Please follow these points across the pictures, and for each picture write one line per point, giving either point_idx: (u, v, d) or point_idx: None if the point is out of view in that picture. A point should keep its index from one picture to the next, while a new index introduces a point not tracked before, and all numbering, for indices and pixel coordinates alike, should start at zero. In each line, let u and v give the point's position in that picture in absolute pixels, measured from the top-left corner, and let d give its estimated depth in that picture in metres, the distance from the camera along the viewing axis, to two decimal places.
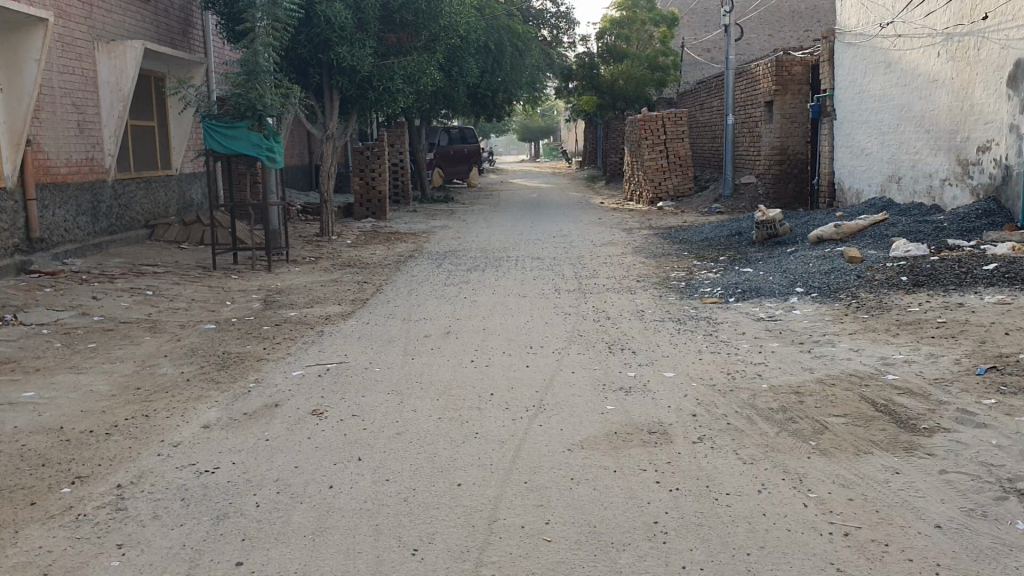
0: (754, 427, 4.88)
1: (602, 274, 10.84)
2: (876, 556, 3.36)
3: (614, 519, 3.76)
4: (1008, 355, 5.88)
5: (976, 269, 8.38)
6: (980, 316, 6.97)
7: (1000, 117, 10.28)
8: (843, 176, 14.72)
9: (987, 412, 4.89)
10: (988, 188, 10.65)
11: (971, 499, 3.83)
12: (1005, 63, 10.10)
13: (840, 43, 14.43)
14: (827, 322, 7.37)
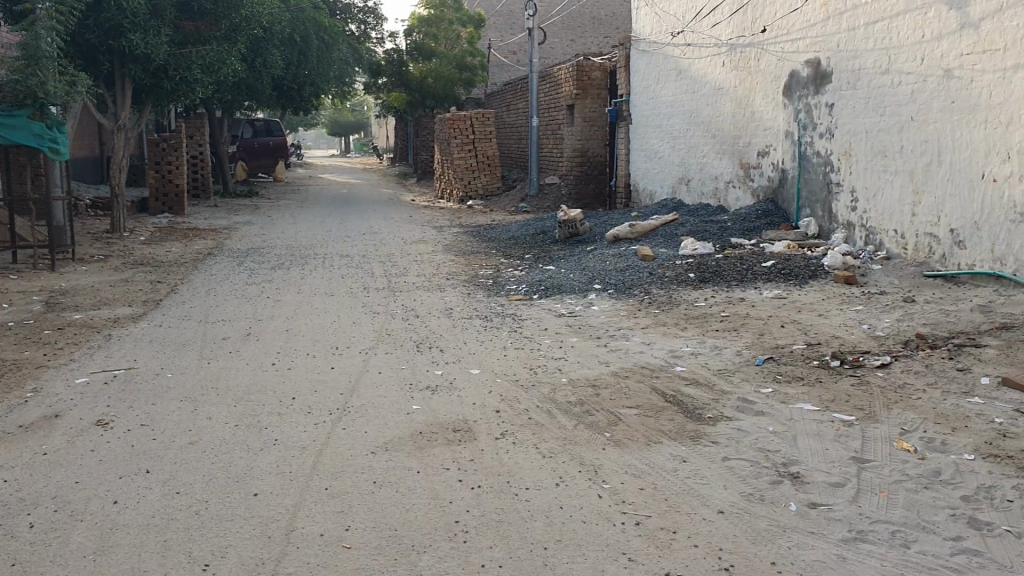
0: (552, 421, 4.98)
1: (411, 272, 10.80)
2: (664, 543, 3.50)
3: (414, 520, 3.73)
4: (783, 347, 6.34)
5: (756, 265, 8.98)
6: (759, 309, 7.48)
7: (777, 124, 11.05)
8: (638, 177, 15.38)
9: (764, 400, 5.24)
10: (766, 190, 11.44)
11: (750, 484, 4.07)
12: (781, 74, 10.86)
13: (635, 49, 15.05)
14: (622, 317, 7.67)
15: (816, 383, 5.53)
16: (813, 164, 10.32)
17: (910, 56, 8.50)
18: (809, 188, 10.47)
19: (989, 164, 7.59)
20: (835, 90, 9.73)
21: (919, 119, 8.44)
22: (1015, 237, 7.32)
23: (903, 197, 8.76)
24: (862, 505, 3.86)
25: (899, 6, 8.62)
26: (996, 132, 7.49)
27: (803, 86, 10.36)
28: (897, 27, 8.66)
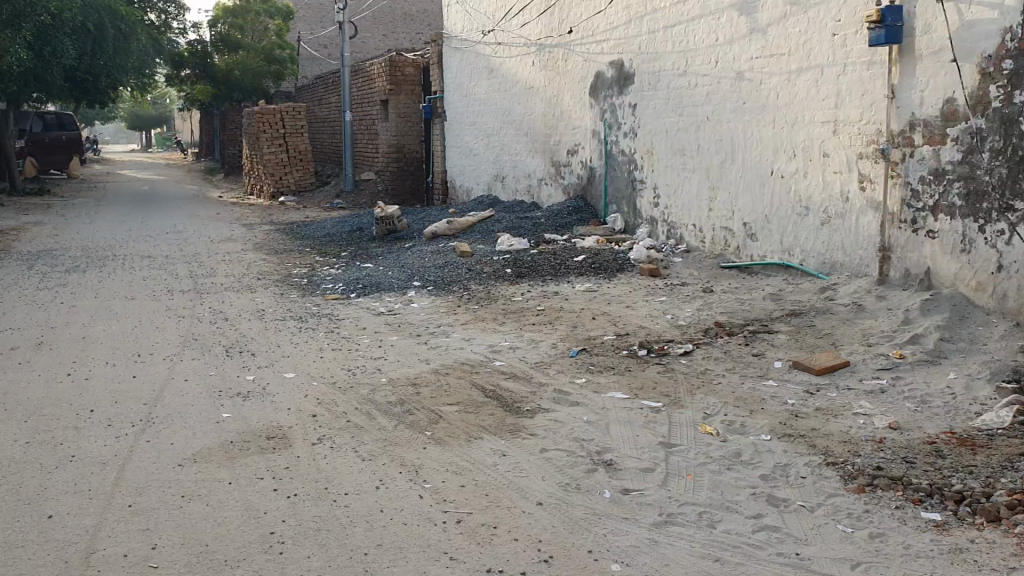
0: (372, 423, 4.91)
1: (221, 272, 10.38)
2: (485, 539, 3.53)
3: (228, 533, 3.58)
4: (596, 338, 6.55)
5: (569, 260, 9.22)
6: (573, 303, 7.69)
7: (585, 123, 11.39)
8: (453, 174, 15.45)
9: (579, 391, 5.38)
10: (576, 186, 11.79)
11: (567, 474, 4.17)
12: (587, 74, 11.20)
13: (447, 47, 15.10)
14: (440, 314, 7.68)
15: (627, 372, 5.74)
16: (619, 161, 10.71)
17: (705, 59, 8.97)
18: (616, 185, 10.86)
19: (777, 161, 8.14)
20: (637, 91, 10.12)
21: (714, 119, 8.92)
22: (801, 231, 7.90)
23: (701, 193, 9.24)
24: (672, 489, 4.04)
25: (695, 12, 9.06)
26: (782, 132, 8.04)
27: (609, 87, 10.72)
28: (694, 32, 9.11)
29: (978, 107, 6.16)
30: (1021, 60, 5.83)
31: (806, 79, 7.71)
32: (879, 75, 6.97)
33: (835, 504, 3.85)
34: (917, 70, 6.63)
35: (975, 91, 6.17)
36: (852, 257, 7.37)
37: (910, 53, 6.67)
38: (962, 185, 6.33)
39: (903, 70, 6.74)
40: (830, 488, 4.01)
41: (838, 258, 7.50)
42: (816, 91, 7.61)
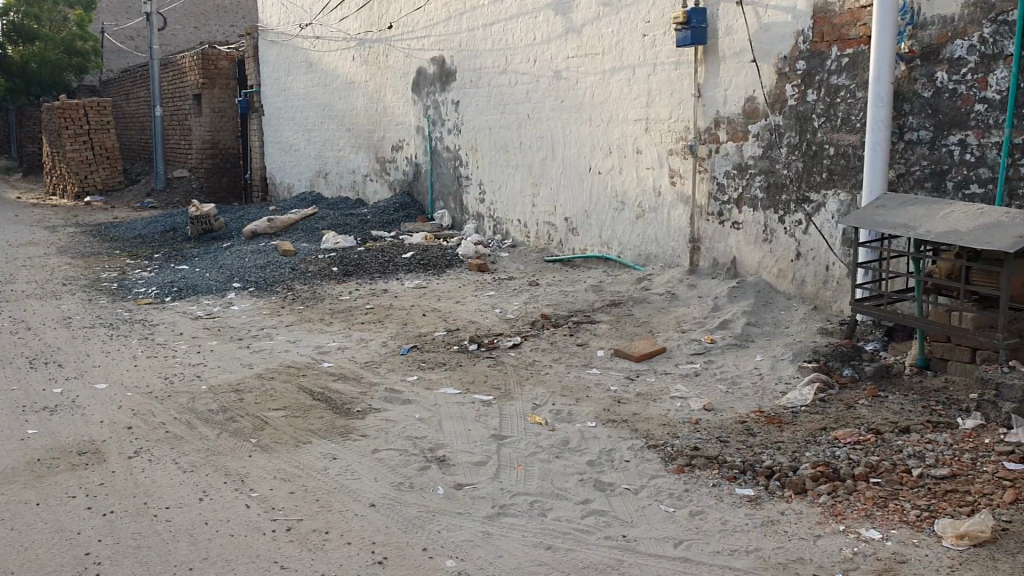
0: (193, 432, 4.70)
1: (19, 279, 9.64)
2: (317, 545, 3.46)
3: (37, 559, 3.34)
4: (425, 335, 6.54)
5: (396, 257, 9.17)
6: (401, 300, 7.64)
7: (408, 119, 11.34)
8: (274, 171, 15.02)
9: (409, 389, 5.36)
10: (402, 183, 11.74)
11: (399, 473, 4.14)
12: (409, 71, 11.15)
13: (263, 40, 14.64)
14: (264, 316, 7.45)
15: (456, 367, 5.77)
16: (443, 158, 10.74)
17: (524, 57, 9.12)
18: (440, 181, 10.89)
19: (595, 158, 8.39)
20: (459, 87, 10.17)
21: (535, 116, 9.09)
22: (619, 224, 8.19)
23: (524, 189, 9.41)
24: (503, 480, 4.09)
25: (513, 10, 9.19)
26: (599, 129, 8.29)
27: (430, 83, 10.71)
28: (512, 30, 9.24)
29: (775, 105, 6.57)
30: (812, 62, 6.26)
31: (620, 78, 7.98)
32: (686, 74, 7.30)
33: (657, 485, 4.01)
34: (720, 70, 6.99)
35: (773, 90, 6.58)
36: (667, 248, 7.71)
37: (714, 53, 7.03)
38: (764, 179, 6.74)
39: (708, 69, 7.10)
40: (654, 470, 4.17)
41: (654, 249, 7.84)
42: (629, 90, 7.89)
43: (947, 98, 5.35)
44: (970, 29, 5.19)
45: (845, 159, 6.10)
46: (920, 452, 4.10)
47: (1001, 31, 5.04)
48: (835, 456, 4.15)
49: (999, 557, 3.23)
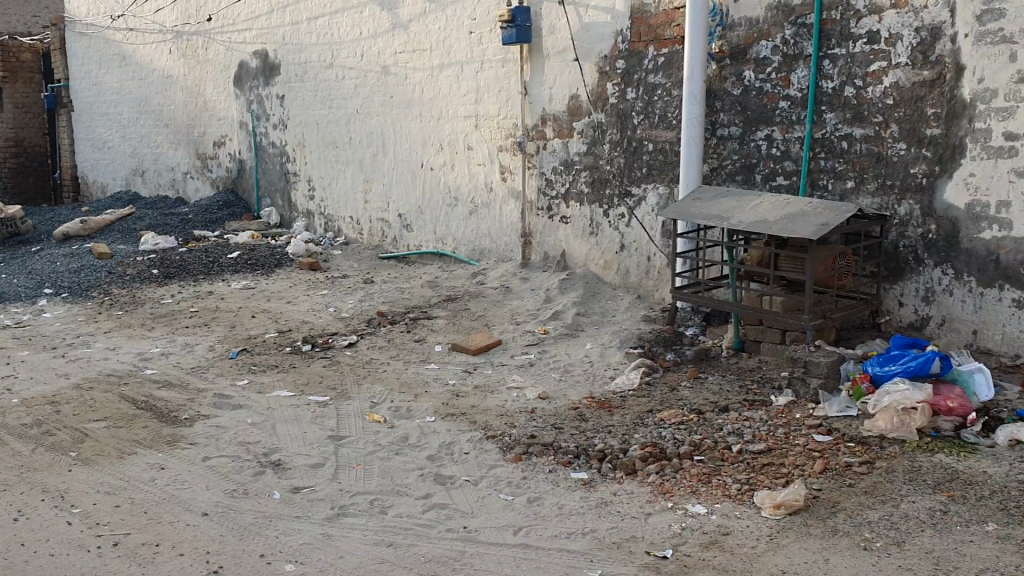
0: (4, 449, 4.39)
1: None
2: (147, 559, 3.32)
3: None
4: (255, 337, 6.37)
5: (221, 257, 8.87)
6: (229, 302, 7.40)
7: (231, 115, 10.97)
8: (85, 169, 14.16)
9: (241, 393, 5.21)
10: (226, 180, 11.36)
11: (233, 480, 4.03)
12: (230, 65, 10.78)
13: (69, 31, 13.77)
14: (80, 323, 7.03)
15: (290, 369, 5.65)
16: (269, 154, 10.46)
17: (350, 53, 9.01)
18: (267, 179, 10.60)
19: (426, 153, 8.41)
20: (284, 82, 9.93)
21: (364, 112, 9.00)
22: (452, 220, 8.25)
23: (354, 185, 9.30)
24: (342, 481, 4.05)
25: (338, 4, 9.07)
26: (429, 125, 8.31)
27: (254, 78, 10.40)
28: (338, 25, 9.10)
29: (599, 102, 6.80)
30: (631, 61, 6.52)
31: (448, 74, 8.02)
32: (513, 71, 7.43)
33: (496, 475, 4.08)
34: (545, 68, 7.16)
35: (595, 88, 6.81)
36: (499, 242, 7.83)
37: (539, 51, 7.19)
38: (589, 174, 6.95)
39: (534, 67, 7.25)
40: (492, 460, 4.24)
41: (486, 244, 7.94)
42: (457, 86, 7.95)
43: (754, 96, 5.70)
44: (773, 31, 5.55)
45: (664, 154, 6.39)
46: (738, 429, 4.37)
47: (801, 33, 5.42)
48: (662, 437, 4.36)
49: (810, 523, 3.48)
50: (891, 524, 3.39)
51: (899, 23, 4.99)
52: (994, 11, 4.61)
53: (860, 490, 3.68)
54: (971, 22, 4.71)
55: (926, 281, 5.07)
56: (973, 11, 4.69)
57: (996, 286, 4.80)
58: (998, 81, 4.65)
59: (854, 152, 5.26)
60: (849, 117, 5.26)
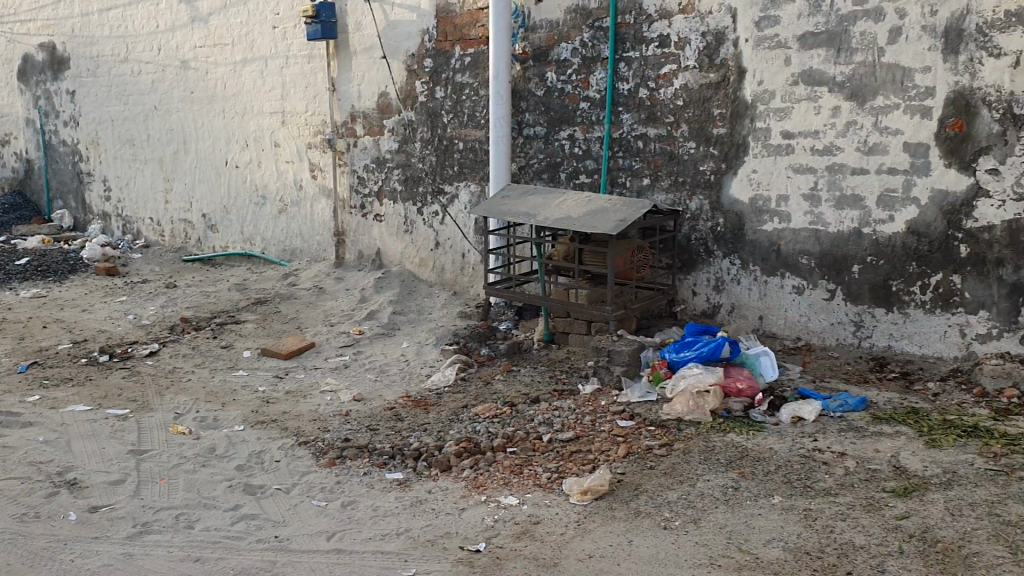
0: None
1: None
2: None
3: None
4: (47, 349, 5.93)
5: (7, 264, 8.21)
6: (16, 312, 6.86)
7: (14, 110, 10.16)
8: None
9: (30, 410, 4.84)
10: (10, 181, 10.52)
11: (22, 503, 3.73)
12: (12, 56, 9.98)
13: None
14: None
15: (86, 382, 5.30)
16: (59, 153, 9.76)
17: (146, 46, 8.55)
18: (58, 179, 9.89)
19: (231, 151, 8.10)
20: (74, 76, 9.30)
21: (163, 109, 8.57)
22: (261, 220, 7.99)
23: (155, 184, 8.83)
24: (144, 497, 3.84)
25: None
26: (234, 122, 8.01)
27: (39, 71, 9.68)
28: (132, 16, 8.62)
29: (407, 101, 6.77)
30: (437, 60, 6.54)
31: (252, 70, 7.77)
32: (319, 68, 7.29)
33: (309, 481, 3.99)
34: (353, 66, 7.07)
35: (403, 87, 6.78)
36: (311, 242, 7.66)
37: (345, 48, 7.08)
38: (400, 171, 6.91)
39: (341, 64, 7.14)
40: (305, 466, 4.14)
41: (298, 244, 7.75)
42: (262, 82, 7.71)
43: (556, 96, 5.84)
44: (573, 33, 5.72)
45: (473, 152, 6.45)
46: (549, 420, 4.47)
47: (598, 36, 5.61)
48: (475, 431, 4.40)
49: (616, 506, 3.61)
50: (689, 503, 3.57)
51: (687, 27, 5.25)
52: (770, 18, 4.95)
53: (660, 471, 3.85)
54: (750, 28, 5.03)
55: (717, 271, 5.37)
56: (752, 17, 5.01)
57: (778, 274, 5.15)
58: (775, 83, 4.99)
59: (650, 151, 5.49)
60: (644, 118, 5.49)
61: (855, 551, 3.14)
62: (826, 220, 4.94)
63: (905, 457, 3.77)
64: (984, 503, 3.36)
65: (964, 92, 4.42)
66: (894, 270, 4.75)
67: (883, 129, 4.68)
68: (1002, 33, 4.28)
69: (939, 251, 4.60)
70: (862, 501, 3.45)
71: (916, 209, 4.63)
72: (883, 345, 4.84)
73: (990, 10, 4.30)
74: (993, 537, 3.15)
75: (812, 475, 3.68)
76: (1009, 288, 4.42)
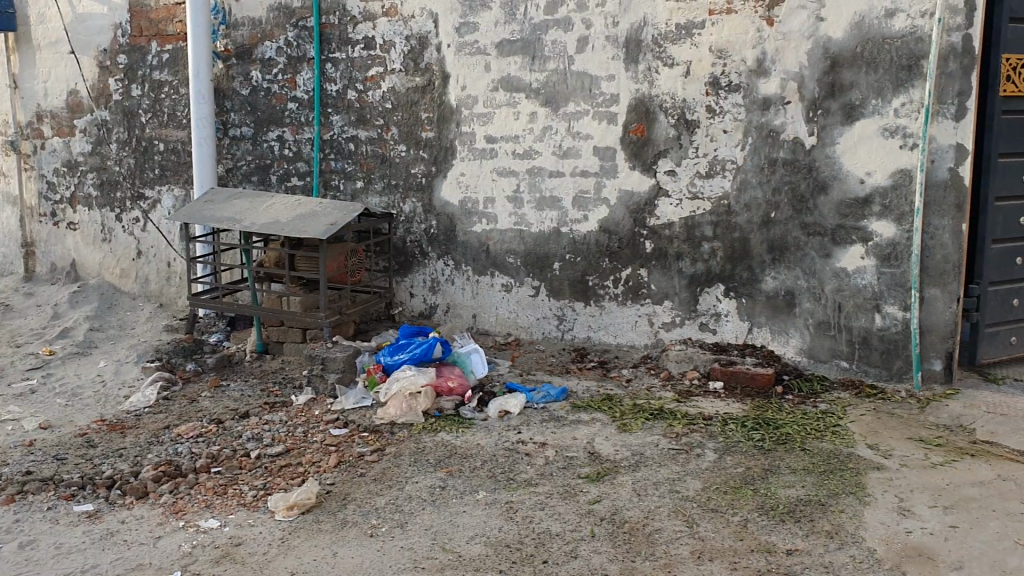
0: None
1: None
2: None
3: None
4: None
5: None
6: None
7: None
8: None
9: None
10: None
11: None
12: None
13: None
14: None
15: None
16: None
17: None
18: None
19: None
20: None
21: None
22: None
23: None
24: None
25: None
26: None
27: None
28: None
29: (100, 100, 6.25)
30: (132, 56, 6.09)
31: None
32: None
33: None
34: (37, 61, 6.44)
35: (95, 84, 6.24)
36: None
37: (28, 42, 6.45)
38: (96, 176, 6.35)
39: (23, 59, 6.49)
40: None
41: None
42: None
43: (262, 97, 5.61)
44: (276, 32, 5.53)
45: (176, 154, 6.07)
46: (259, 435, 4.25)
47: (302, 36, 5.45)
48: (177, 453, 4.12)
49: (322, 519, 3.49)
50: (396, 508, 3.51)
51: (391, 30, 5.23)
52: (469, 24, 5.04)
53: (370, 477, 3.76)
54: (450, 33, 5.10)
55: (431, 273, 5.40)
56: (452, 23, 5.08)
57: (487, 273, 5.27)
58: (477, 88, 5.09)
59: (361, 153, 5.42)
60: (354, 120, 5.41)
61: (551, 539, 3.24)
62: (529, 221, 5.10)
63: (599, 443, 3.97)
64: (666, 481, 3.61)
65: (645, 99, 4.73)
66: (589, 266, 5.01)
67: (576, 133, 4.90)
68: (675, 45, 4.62)
69: (628, 248, 4.90)
70: (559, 489, 3.59)
71: (607, 209, 4.90)
72: (583, 336, 5.10)
73: (664, 23, 4.62)
74: (673, 512, 3.38)
75: (515, 468, 3.77)
76: (687, 279, 4.80)
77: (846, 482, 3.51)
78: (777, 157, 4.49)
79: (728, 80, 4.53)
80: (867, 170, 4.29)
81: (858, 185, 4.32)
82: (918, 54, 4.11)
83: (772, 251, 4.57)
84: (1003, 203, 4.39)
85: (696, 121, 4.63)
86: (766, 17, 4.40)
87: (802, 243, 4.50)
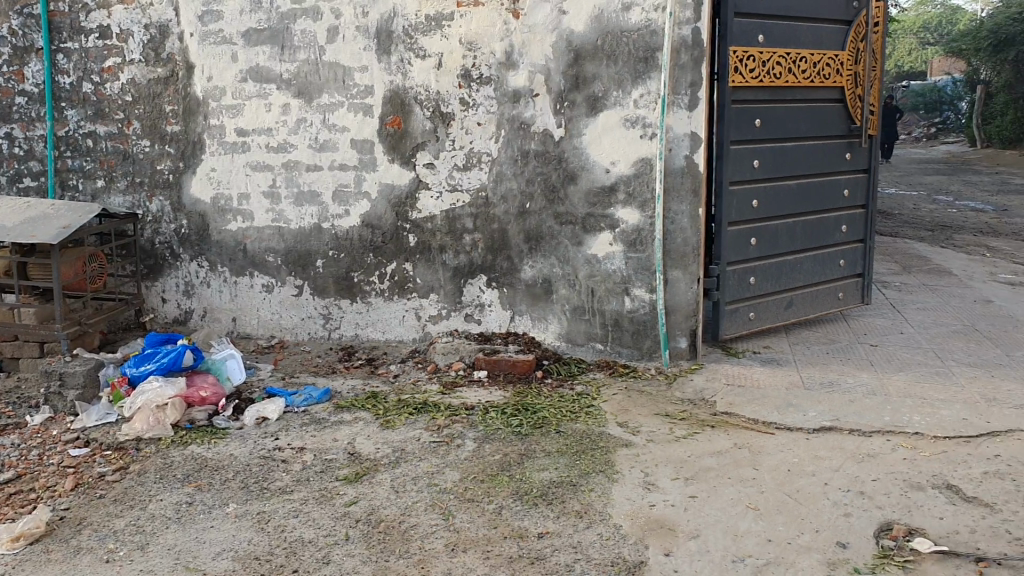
0: None
1: None
2: None
3: None
4: None
5: None
6: None
7: None
8: None
9: None
10: None
11: None
12: None
13: None
14: None
15: None
16: None
17: None
18: None
19: None
20: None
21: None
22: None
23: None
24: None
25: None
26: None
27: None
28: None
29: None
30: None
31: None
32: None
33: None
34: None
35: None
36: None
37: None
38: None
39: None
40: None
41: None
42: None
43: None
44: None
45: None
46: None
47: (29, 24, 4.97)
48: None
49: (52, 549, 3.16)
50: (137, 529, 3.26)
51: (127, 19, 4.91)
52: (213, 13, 4.81)
53: (109, 499, 3.49)
54: (193, 22, 4.84)
55: (184, 276, 5.15)
56: (194, 11, 4.83)
57: (246, 274, 5.06)
58: (225, 80, 4.86)
59: (100, 150, 5.08)
60: (91, 114, 5.04)
61: (303, 547, 3.09)
62: (287, 218, 4.94)
63: (360, 442, 3.90)
64: (425, 475, 3.59)
65: (399, 91, 4.68)
66: (353, 262, 4.91)
67: (331, 126, 4.79)
68: (425, 37, 4.59)
69: (390, 242, 4.84)
70: (315, 494, 3.46)
71: (367, 204, 4.82)
72: (349, 335, 5.01)
73: (413, 14, 4.59)
74: (430, 506, 3.35)
75: (269, 476, 3.62)
76: (451, 272, 4.81)
77: (597, 462, 3.62)
78: (529, 148, 4.57)
79: (479, 72, 4.56)
80: (612, 160, 4.44)
81: (604, 174, 4.46)
82: (654, 46, 4.29)
83: (529, 241, 4.66)
84: (736, 187, 4.69)
85: (451, 113, 4.63)
86: (512, 9, 4.46)
87: (556, 232, 4.61)
